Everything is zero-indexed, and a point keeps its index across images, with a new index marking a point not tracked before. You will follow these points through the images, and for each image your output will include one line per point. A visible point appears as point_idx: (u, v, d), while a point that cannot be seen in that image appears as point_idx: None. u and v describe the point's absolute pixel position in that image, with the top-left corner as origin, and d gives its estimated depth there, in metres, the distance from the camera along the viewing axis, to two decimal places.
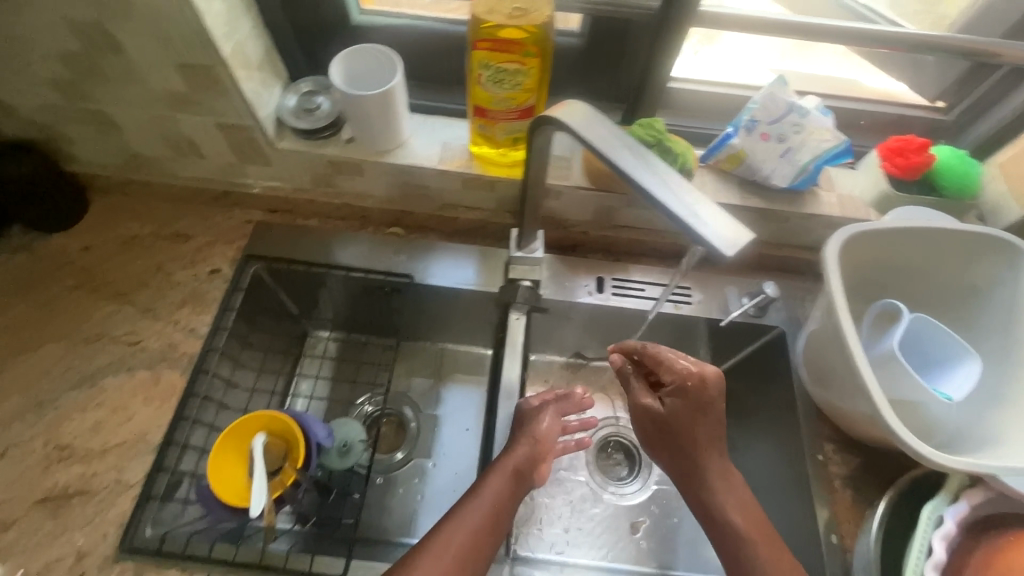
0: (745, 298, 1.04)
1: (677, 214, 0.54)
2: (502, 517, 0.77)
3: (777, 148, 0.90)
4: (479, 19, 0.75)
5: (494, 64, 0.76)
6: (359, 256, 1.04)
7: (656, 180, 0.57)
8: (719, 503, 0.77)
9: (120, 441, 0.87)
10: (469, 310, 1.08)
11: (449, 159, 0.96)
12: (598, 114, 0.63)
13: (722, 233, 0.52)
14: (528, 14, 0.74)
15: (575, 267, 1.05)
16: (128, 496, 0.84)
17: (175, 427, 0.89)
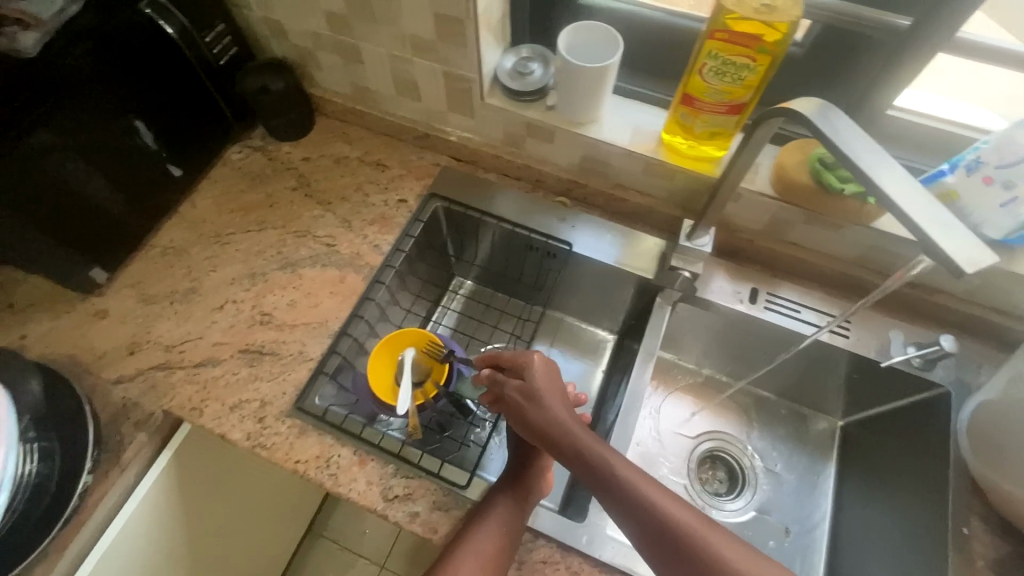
0: (910, 347, 0.98)
1: (919, 225, 0.55)
2: (512, 533, 0.82)
3: (1000, 195, 0.82)
4: (722, 10, 0.77)
5: (723, 55, 0.79)
6: (525, 215, 1.13)
7: (896, 186, 0.57)
8: (652, 495, 0.68)
9: (306, 321, 1.03)
10: (613, 289, 1.13)
11: (639, 142, 1.01)
12: (838, 111, 0.63)
13: (966, 251, 0.53)
14: (777, 12, 0.74)
15: (732, 272, 1.06)
16: (306, 367, 0.99)
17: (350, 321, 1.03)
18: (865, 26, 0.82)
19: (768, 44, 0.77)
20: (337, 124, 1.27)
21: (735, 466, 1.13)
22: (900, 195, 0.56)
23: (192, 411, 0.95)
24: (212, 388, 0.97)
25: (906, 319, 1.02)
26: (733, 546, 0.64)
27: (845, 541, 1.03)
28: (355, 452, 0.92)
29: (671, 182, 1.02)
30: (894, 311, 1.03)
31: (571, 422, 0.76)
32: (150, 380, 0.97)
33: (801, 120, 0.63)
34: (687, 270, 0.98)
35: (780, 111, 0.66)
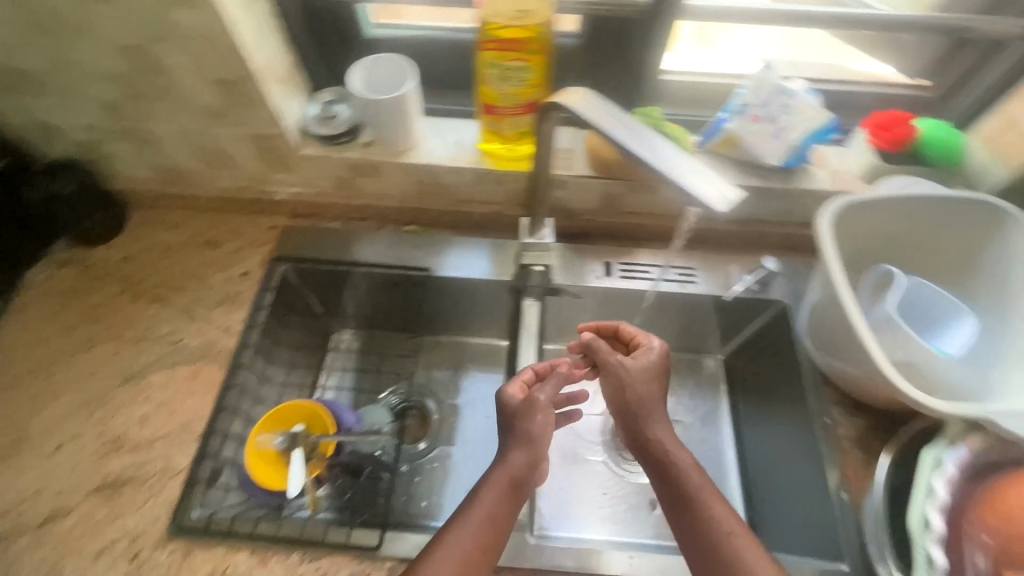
0: (745, 275, 1.10)
1: (674, 178, 0.60)
2: (504, 524, 0.75)
3: (768, 128, 0.95)
4: (487, 21, 0.83)
5: (497, 65, 0.85)
6: (381, 254, 1.11)
7: (653, 150, 0.63)
8: (702, 493, 0.74)
9: (167, 429, 0.94)
10: (486, 301, 1.13)
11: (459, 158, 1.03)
12: (597, 96, 0.69)
13: (715, 193, 0.58)
14: (531, 14, 0.82)
15: (583, 253, 1.11)
16: (175, 482, 0.89)
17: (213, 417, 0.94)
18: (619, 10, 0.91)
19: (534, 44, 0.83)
20: (155, 213, 1.17)
21: None
22: (653, 154, 0.62)
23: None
24: (65, 544, 0.84)
25: (740, 254, 1.13)
26: (751, 547, 0.70)
27: (756, 461, 1.06)
28: (253, 553, 0.84)
29: (502, 184, 1.05)
30: (725, 249, 1.14)
31: (654, 424, 0.82)
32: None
33: (570, 109, 0.69)
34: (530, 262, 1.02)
35: (553, 104, 0.71)
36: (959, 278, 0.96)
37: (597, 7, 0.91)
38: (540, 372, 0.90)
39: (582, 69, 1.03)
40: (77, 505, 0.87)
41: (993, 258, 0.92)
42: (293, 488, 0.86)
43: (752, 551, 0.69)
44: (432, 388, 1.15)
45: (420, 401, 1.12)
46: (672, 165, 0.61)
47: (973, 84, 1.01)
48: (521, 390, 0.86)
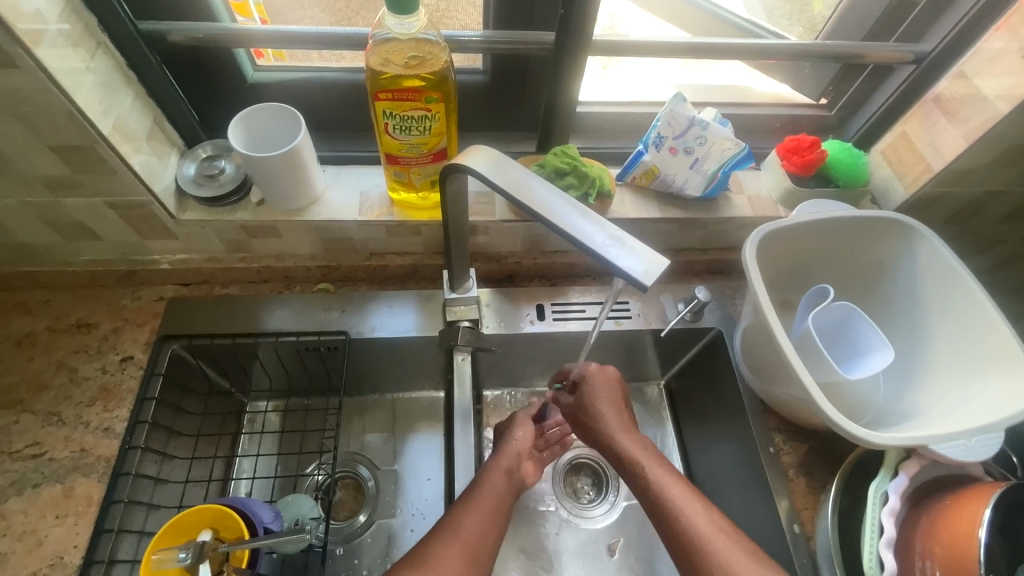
0: (856, 367, 0.68)
1: (577, 237, 0.42)
2: (506, 504, 0.62)
3: (681, 164, 0.71)
4: (378, 65, 0.54)
5: (396, 107, 0.55)
6: (510, 305, 0.78)
7: (550, 197, 0.45)
8: (668, 490, 0.58)
9: (40, 558, 0.58)
10: (520, 319, 0.77)
11: (370, 208, 0.70)
12: (509, 158, 0.47)
13: (633, 259, 0.41)
14: (427, 60, 0.54)
15: (663, 287, 0.82)
16: (87, 522, 0.60)
17: (160, 354, 0.69)
18: (525, 50, 0.63)
19: (437, 88, 0.55)
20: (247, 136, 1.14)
21: (598, 467, 0.86)
22: (542, 203, 0.44)
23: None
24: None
25: (983, 355, 0.64)
26: (748, 559, 0.52)
27: None
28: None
29: (633, 222, 0.74)
30: (876, 318, 0.75)
31: (625, 443, 0.64)
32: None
33: (468, 172, 0.47)
34: (464, 320, 0.71)
35: (449, 169, 0.48)
36: (884, 397, 0.70)
37: (505, 45, 0.62)
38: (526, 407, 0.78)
39: (756, 123, 0.83)
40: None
41: (966, 400, 0.63)
42: (179, 554, 0.58)
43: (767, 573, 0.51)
44: (367, 454, 0.85)
45: (352, 469, 0.84)
46: (574, 221, 0.43)
47: (991, 382, 0.62)
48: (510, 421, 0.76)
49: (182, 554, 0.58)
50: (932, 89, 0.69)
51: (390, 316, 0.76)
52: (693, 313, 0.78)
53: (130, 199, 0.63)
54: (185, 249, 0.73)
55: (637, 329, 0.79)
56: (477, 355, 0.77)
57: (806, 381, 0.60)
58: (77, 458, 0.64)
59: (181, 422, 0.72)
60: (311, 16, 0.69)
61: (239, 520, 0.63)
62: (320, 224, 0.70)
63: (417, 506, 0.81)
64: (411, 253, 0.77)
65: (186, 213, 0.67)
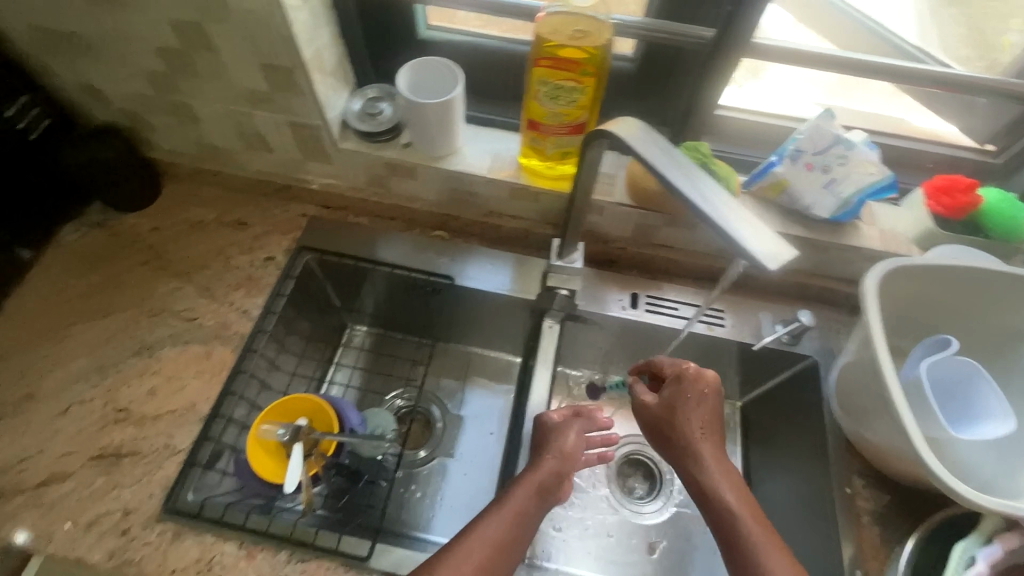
0: (964, 428, 0.63)
1: (709, 213, 0.43)
2: (524, 532, 0.59)
3: (815, 182, 0.69)
4: (545, 33, 0.59)
5: (553, 75, 0.59)
6: (605, 286, 0.80)
7: (683, 175, 0.46)
8: (746, 523, 0.56)
9: (180, 399, 0.70)
10: (612, 302, 0.79)
11: (500, 168, 0.76)
12: (654, 131, 0.50)
13: (762, 242, 0.42)
14: (590, 35, 0.58)
15: (762, 305, 0.81)
16: (219, 382, 0.72)
17: (297, 262, 0.81)
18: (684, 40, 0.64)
19: (594, 62, 0.58)
20: None
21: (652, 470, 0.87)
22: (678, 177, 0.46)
23: (48, 479, 0.64)
24: (82, 468, 0.65)
25: None
26: None
27: None
28: (242, 545, 0.62)
29: None
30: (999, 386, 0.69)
31: (708, 463, 0.61)
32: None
33: (612, 139, 0.50)
34: (563, 287, 0.74)
35: (594, 135, 0.52)
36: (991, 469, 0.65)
37: (666, 33, 0.64)
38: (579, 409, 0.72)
39: (905, 157, 0.78)
40: (125, 389, 0.70)
41: None
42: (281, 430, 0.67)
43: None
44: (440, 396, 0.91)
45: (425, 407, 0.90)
46: (708, 200, 0.44)
47: None
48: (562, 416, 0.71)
49: (283, 431, 0.67)
50: None
51: (492, 273, 0.81)
52: (790, 336, 0.76)
53: (307, 122, 0.72)
54: (333, 176, 0.83)
55: (725, 338, 0.78)
56: (565, 326, 0.81)
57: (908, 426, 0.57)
58: (218, 330, 0.75)
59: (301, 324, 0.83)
60: None
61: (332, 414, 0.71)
62: (454, 174, 0.76)
63: (474, 454, 0.86)
64: (525, 219, 0.82)
65: (344, 142, 0.76)
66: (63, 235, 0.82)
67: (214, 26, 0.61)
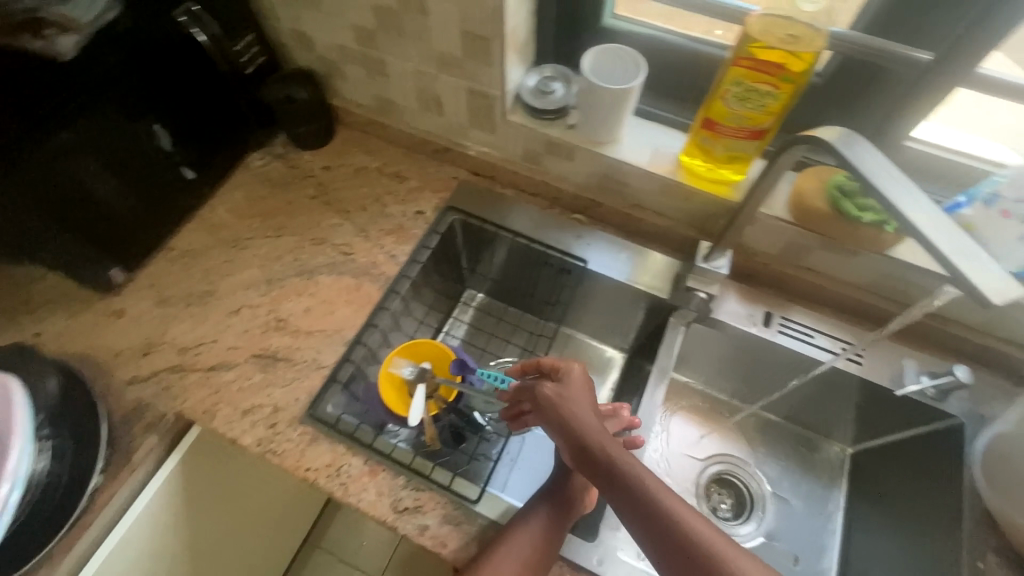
0: None
1: (932, 236, 0.42)
2: (552, 547, 0.61)
3: (1012, 232, 0.63)
4: (753, 31, 0.58)
5: (752, 76, 0.59)
6: (737, 300, 0.79)
7: (898, 189, 0.45)
8: (664, 503, 0.51)
9: (330, 321, 0.78)
10: (743, 316, 0.78)
11: (660, 163, 0.76)
12: (867, 142, 0.49)
13: (989, 275, 0.41)
14: (802, 40, 0.57)
15: (908, 351, 0.76)
16: (363, 313, 0.78)
17: (444, 219, 0.86)
18: (897, 61, 0.61)
19: (800, 69, 0.57)
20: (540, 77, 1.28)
21: (743, 494, 0.84)
22: (897, 194, 0.45)
23: (217, 365, 0.74)
24: (245, 362, 0.74)
25: None
26: None
27: None
28: (367, 461, 0.68)
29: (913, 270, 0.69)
30: None
31: (595, 440, 0.58)
32: (163, 378, 0.72)
33: (816, 145, 0.50)
34: (702, 291, 0.74)
35: (796, 139, 0.52)
36: None
37: (879, 53, 0.61)
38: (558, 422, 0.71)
39: None
40: (286, 303, 0.79)
41: None
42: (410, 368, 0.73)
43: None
44: None
45: None
46: (930, 222, 0.43)
47: None
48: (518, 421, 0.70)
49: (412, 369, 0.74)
50: None
51: (628, 265, 0.82)
52: (937, 390, 0.71)
53: (486, 90, 0.77)
54: (491, 145, 0.87)
55: (860, 377, 0.74)
56: (691, 328, 0.80)
57: None
58: (369, 268, 0.82)
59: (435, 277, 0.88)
60: None
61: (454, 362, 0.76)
62: (611, 162, 0.78)
63: None
64: (669, 218, 0.82)
65: (513, 115, 0.80)
66: (251, 159, 0.92)
67: None
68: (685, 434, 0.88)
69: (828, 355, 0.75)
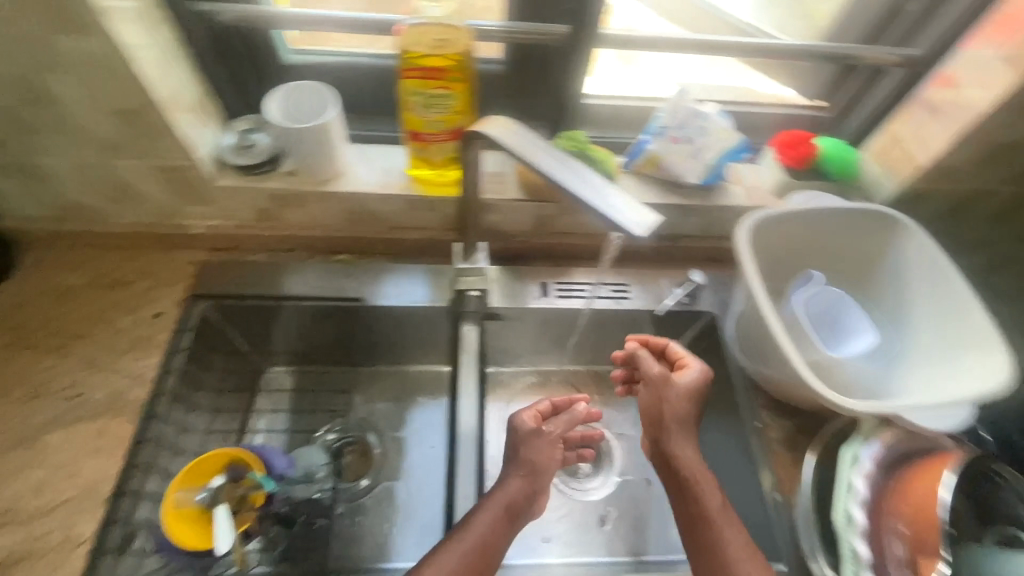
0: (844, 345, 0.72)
1: (584, 195, 0.47)
2: (507, 533, 0.59)
3: (685, 154, 0.76)
4: (404, 45, 0.60)
5: (421, 85, 0.61)
6: (515, 282, 0.82)
7: (548, 162, 0.49)
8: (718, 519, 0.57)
9: (77, 484, 0.63)
10: (525, 295, 0.82)
11: (392, 182, 0.76)
12: (522, 126, 0.52)
13: (633, 213, 0.46)
14: (448, 42, 0.60)
15: (660, 272, 0.87)
16: (119, 456, 0.65)
17: (191, 311, 0.76)
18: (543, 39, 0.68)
19: (457, 68, 0.60)
20: None
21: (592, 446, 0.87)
22: (549, 166, 0.49)
23: None
24: None
25: (958, 341, 0.68)
26: None
27: None
28: None
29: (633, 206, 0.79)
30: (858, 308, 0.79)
31: (676, 437, 0.63)
32: None
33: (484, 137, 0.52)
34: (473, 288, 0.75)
35: (467, 136, 0.53)
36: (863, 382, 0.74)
37: (526, 36, 0.67)
38: (558, 405, 0.70)
39: (753, 121, 0.87)
40: (6, 488, 0.62)
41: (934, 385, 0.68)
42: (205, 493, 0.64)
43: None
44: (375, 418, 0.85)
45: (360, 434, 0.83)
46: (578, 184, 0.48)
47: (956, 367, 0.67)
48: (532, 419, 0.68)
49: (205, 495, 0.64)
50: (917, 93, 0.74)
51: (408, 288, 0.81)
52: (688, 296, 0.83)
53: (176, 163, 0.68)
54: (217, 216, 0.78)
55: (633, 309, 0.83)
56: (484, 325, 0.82)
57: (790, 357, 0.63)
58: (110, 401, 0.69)
59: (208, 376, 0.77)
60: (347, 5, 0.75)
61: (257, 465, 0.68)
62: (344, 195, 0.75)
63: (414, 471, 0.80)
64: (427, 229, 0.82)
65: (221, 179, 0.73)
66: None
67: (47, 74, 0.57)
68: None
69: (603, 301, 0.83)
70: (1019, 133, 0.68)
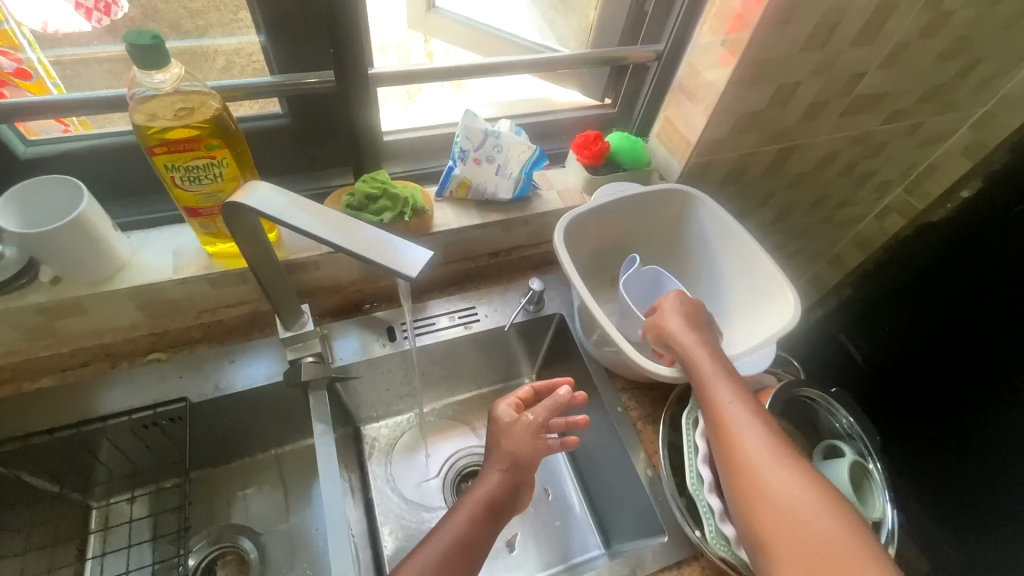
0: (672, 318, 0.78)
1: (354, 247, 0.45)
2: (483, 538, 0.57)
3: (491, 172, 0.78)
4: (142, 120, 0.54)
5: (176, 158, 0.56)
6: (358, 335, 0.79)
7: (312, 221, 0.47)
8: (741, 423, 0.58)
9: None
10: (373, 344, 0.78)
11: (187, 264, 0.69)
12: (281, 188, 0.49)
13: (405, 254, 0.45)
14: (193, 109, 0.56)
15: (504, 286, 0.88)
16: None
17: None
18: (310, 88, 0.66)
19: (213, 132, 0.56)
20: None
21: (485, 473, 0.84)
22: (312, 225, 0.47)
23: None
24: None
25: (758, 289, 0.77)
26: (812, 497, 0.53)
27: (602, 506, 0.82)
28: None
29: (456, 230, 0.79)
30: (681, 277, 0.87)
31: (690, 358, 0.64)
32: None
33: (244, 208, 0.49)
34: (307, 355, 0.70)
35: (227, 209, 0.49)
36: None
37: (290, 86, 0.65)
38: (540, 390, 0.68)
39: (554, 126, 0.93)
40: None
41: (749, 335, 0.76)
42: None
43: (808, 503, 0.52)
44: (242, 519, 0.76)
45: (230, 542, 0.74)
46: (346, 236, 0.46)
47: (762, 314, 0.75)
48: (513, 408, 0.65)
49: None
50: (676, 80, 0.83)
51: (242, 370, 0.73)
52: (534, 303, 0.85)
53: None
54: None
55: (484, 330, 0.83)
56: (336, 387, 0.77)
57: (620, 343, 0.67)
58: None
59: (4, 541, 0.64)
60: (84, 83, 0.67)
61: None
62: (131, 289, 0.66)
63: (299, 562, 0.74)
64: (247, 301, 0.76)
65: None
66: None
67: None
68: (410, 464, 0.85)
69: (454, 329, 0.82)
70: (755, 101, 0.78)
